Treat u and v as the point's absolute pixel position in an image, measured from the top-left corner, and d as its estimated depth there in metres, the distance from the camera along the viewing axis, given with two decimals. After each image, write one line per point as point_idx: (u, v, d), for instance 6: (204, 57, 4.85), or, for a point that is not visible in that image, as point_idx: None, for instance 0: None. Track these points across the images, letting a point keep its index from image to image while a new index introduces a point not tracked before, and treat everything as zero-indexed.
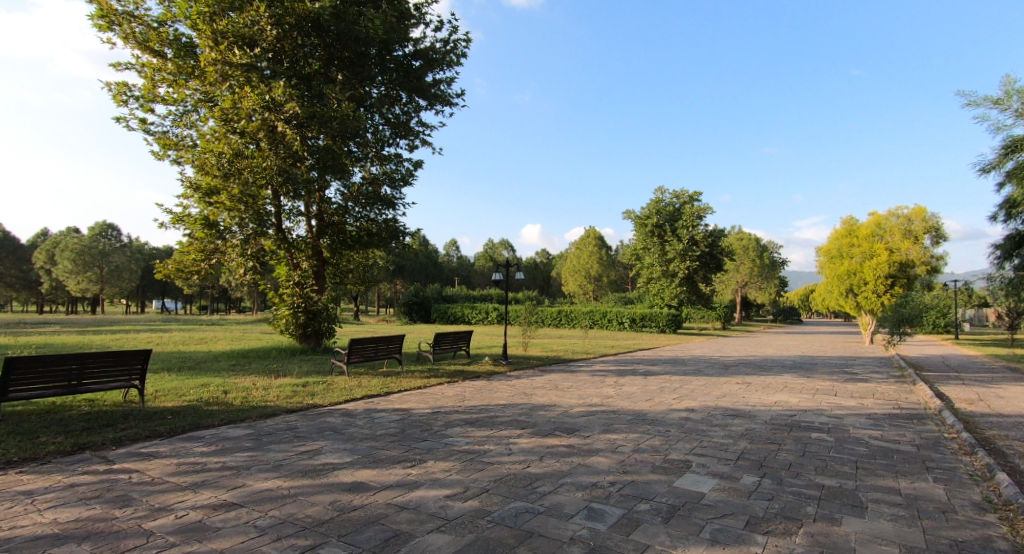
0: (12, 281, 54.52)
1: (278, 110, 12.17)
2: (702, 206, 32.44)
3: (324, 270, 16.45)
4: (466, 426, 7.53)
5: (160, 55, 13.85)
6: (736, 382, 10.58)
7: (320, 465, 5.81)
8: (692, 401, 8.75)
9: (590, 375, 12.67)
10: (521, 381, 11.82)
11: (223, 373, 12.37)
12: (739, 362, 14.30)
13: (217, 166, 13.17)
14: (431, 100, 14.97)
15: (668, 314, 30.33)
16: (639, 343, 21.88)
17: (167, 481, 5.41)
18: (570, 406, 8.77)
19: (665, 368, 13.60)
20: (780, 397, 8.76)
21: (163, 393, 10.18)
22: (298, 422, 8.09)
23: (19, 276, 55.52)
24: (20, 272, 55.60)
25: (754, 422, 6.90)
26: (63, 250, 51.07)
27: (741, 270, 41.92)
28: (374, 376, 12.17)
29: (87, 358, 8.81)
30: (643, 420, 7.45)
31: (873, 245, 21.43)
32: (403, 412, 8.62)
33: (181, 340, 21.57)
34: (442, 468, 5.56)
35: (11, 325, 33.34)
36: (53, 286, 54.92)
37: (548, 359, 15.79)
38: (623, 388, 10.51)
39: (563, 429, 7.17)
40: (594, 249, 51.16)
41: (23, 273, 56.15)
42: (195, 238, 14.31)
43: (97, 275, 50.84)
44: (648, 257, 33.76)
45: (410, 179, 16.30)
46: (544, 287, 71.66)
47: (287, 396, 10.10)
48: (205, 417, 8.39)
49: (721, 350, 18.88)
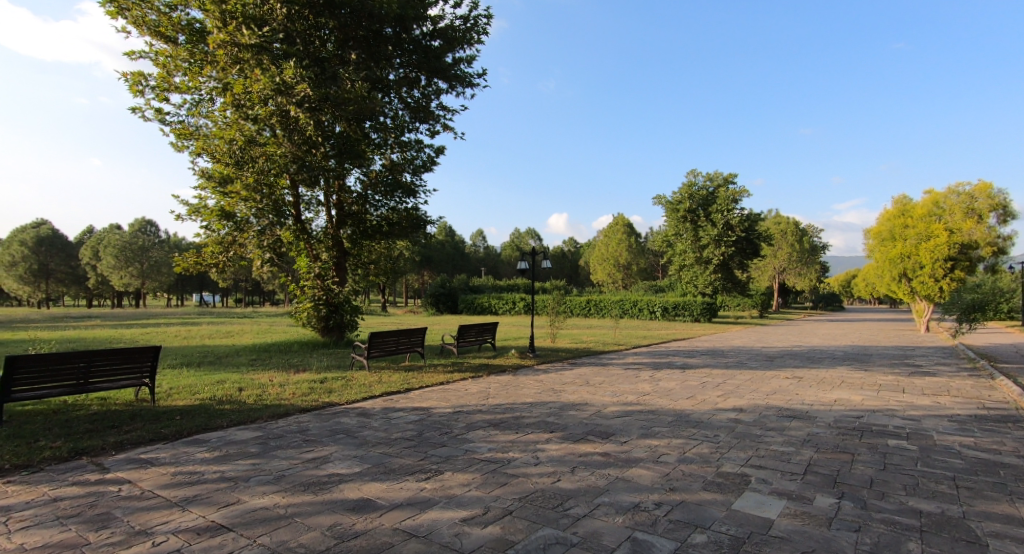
0: (62, 277, 56.42)
1: (289, 93, 11.54)
2: (738, 189, 31.02)
3: (345, 261, 15.85)
4: (490, 428, 6.88)
5: (173, 42, 13.44)
6: (785, 376, 9.65)
7: (327, 476, 5.24)
8: (739, 399, 7.90)
9: (623, 368, 11.90)
10: (549, 376, 11.11)
11: (242, 369, 12.02)
12: (785, 353, 13.30)
13: (229, 153, 12.70)
14: (451, 81, 14.24)
15: (702, 302, 29.15)
16: (673, 333, 20.92)
17: (159, 495, 4.91)
18: (604, 404, 8.03)
19: (704, 360, 12.69)
20: (840, 394, 7.84)
21: (178, 390, 9.78)
22: (310, 423, 7.56)
23: (68, 272, 57.37)
24: (69, 269, 57.34)
25: (817, 426, 6.07)
26: (106, 247, 52.73)
27: (779, 256, 40.21)
28: (396, 371, 11.64)
29: (96, 355, 8.31)
30: (687, 422, 6.68)
31: (930, 225, 19.92)
32: (423, 412, 8.02)
33: (208, 334, 21.49)
34: (460, 482, 4.92)
35: (62, 319, 34.49)
36: (98, 281, 56.63)
37: (578, 352, 15.03)
38: (661, 384, 9.70)
39: (597, 433, 6.45)
40: (623, 236, 49.88)
41: (72, 270, 57.96)
42: (212, 229, 13.92)
43: (138, 271, 51.91)
44: (680, 243, 32.60)
45: (432, 166, 15.73)
46: (572, 276, 70.49)
47: (303, 393, 9.62)
48: (214, 418, 7.91)
49: (762, 340, 17.82)
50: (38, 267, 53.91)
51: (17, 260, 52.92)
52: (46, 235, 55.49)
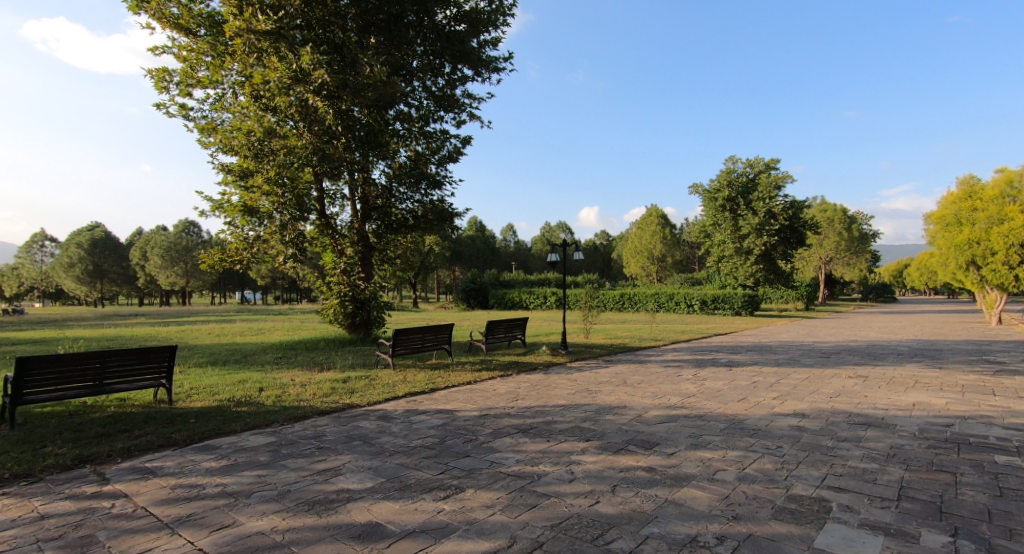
0: (115, 277, 58.38)
1: (307, 81, 11.12)
2: (780, 174, 29.53)
3: (371, 256, 15.43)
4: (518, 435, 6.24)
5: (194, 35, 13.10)
6: (847, 375, 8.74)
7: (335, 493, 4.69)
8: (798, 402, 7.08)
9: (663, 365, 11.09)
10: (583, 374, 10.39)
11: (266, 367, 11.66)
12: (840, 349, 12.26)
13: (248, 146, 12.29)
14: (477, 66, 13.59)
15: (744, 295, 27.81)
16: (715, 328, 19.85)
17: (150, 513, 4.40)
18: (645, 407, 7.31)
19: (751, 357, 11.77)
20: (916, 398, 6.95)
21: (198, 390, 9.30)
22: (327, 428, 7.02)
23: (120, 272, 59.36)
24: (121, 269, 59.29)
25: (898, 438, 5.27)
26: (153, 248, 54.43)
27: (826, 245, 38.20)
28: (422, 370, 11.09)
29: (111, 355, 7.87)
30: (743, 430, 5.92)
31: (1002, 207, 18.33)
32: (447, 416, 7.42)
33: (239, 331, 21.42)
34: (485, 504, 4.30)
35: (113, 317, 35.62)
36: (148, 281, 58.43)
37: (613, 348, 14.26)
38: (707, 384, 8.88)
39: (638, 442, 5.74)
40: (657, 227, 48.52)
41: (123, 270, 59.91)
42: (235, 225, 13.62)
43: (185, 271, 53.16)
44: (719, 233, 31.35)
45: (458, 157, 15.14)
46: (604, 269, 69.19)
47: (324, 394, 9.10)
48: (230, 421, 7.43)
49: (811, 334, 16.67)
50: (92, 268, 55.89)
51: (73, 262, 54.94)
52: (101, 237, 57.47)
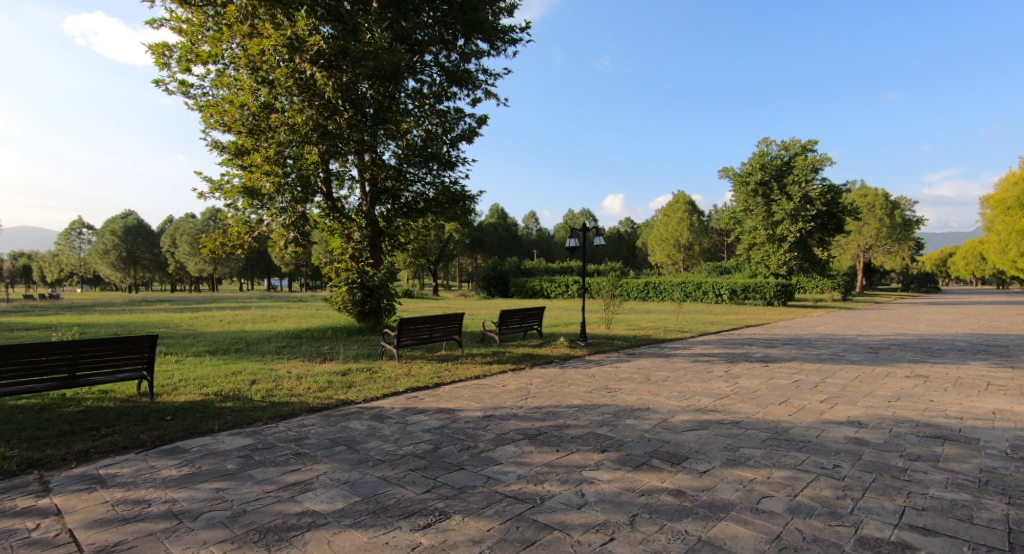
0: (146, 264, 59.21)
1: (302, 49, 10.43)
2: (818, 157, 27.95)
3: (381, 241, 14.67)
4: (523, 443, 5.40)
5: (193, 7, 12.50)
6: (903, 376, 7.73)
7: (296, 517, 3.91)
8: (852, 408, 6.11)
9: (691, 360, 10.15)
10: (601, 369, 9.52)
11: (266, 357, 11.05)
12: (889, 344, 11.14)
13: (242, 121, 11.75)
14: (490, 35, 12.75)
15: (776, 284, 26.41)
16: (745, 319, 18.73)
17: (74, 540, 3.70)
18: (671, 410, 6.41)
19: (789, 352, 10.74)
20: (993, 404, 5.93)
21: (186, 383, 8.65)
22: (312, 429, 6.29)
23: (152, 259, 60.15)
24: (153, 256, 60.08)
25: (988, 458, 4.28)
26: (182, 235, 55.10)
27: (865, 232, 36.41)
28: (428, 362, 10.32)
29: (84, 345, 7.22)
30: (789, 442, 5.00)
31: None
32: (447, 417, 6.62)
33: (252, 318, 20.93)
34: (471, 538, 3.49)
35: (143, 302, 35.95)
36: (178, 267, 59.11)
37: (637, 340, 13.32)
38: (741, 382, 7.94)
39: (664, 455, 4.86)
40: (684, 214, 46.98)
41: (155, 256, 60.72)
42: (237, 208, 13.06)
43: (213, 260, 53.31)
44: (750, 220, 30.02)
45: (473, 137, 14.30)
46: (629, 258, 67.60)
47: (320, 388, 8.40)
48: (209, 419, 6.70)
49: (853, 326, 15.46)
50: (126, 255, 56.63)
51: (108, 248, 55.57)
52: (134, 224, 58.28)
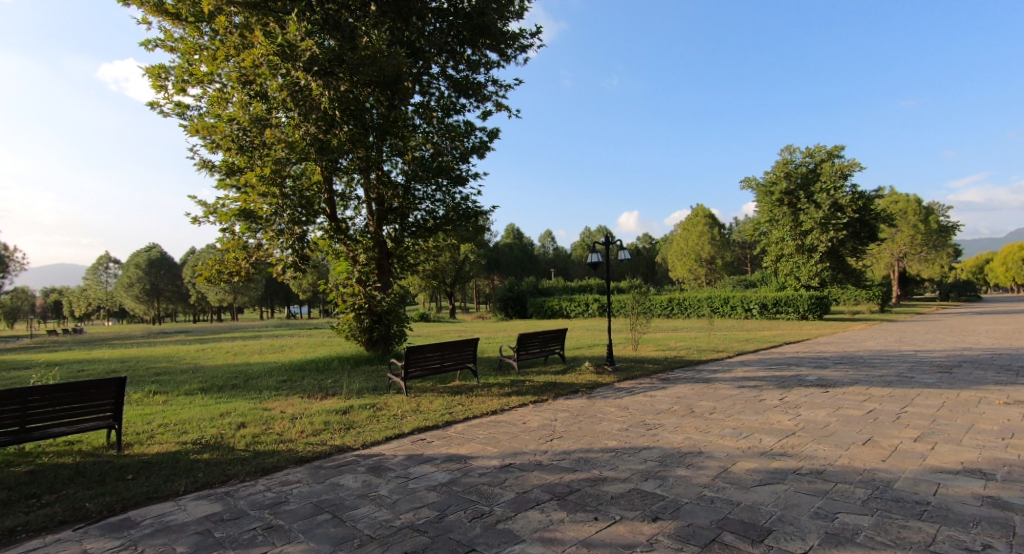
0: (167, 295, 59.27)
1: (292, 56, 9.55)
2: (847, 162, 26.62)
3: (389, 263, 13.68)
4: (551, 508, 4.25)
5: (186, 25, 11.82)
6: (1002, 405, 6.44)
7: None
8: (963, 451, 4.89)
9: (736, 386, 8.91)
10: (635, 400, 8.31)
11: (262, 395, 10.01)
12: (960, 362, 9.77)
13: (234, 138, 10.96)
14: (498, 42, 11.93)
15: (811, 297, 24.90)
16: (783, 335, 17.31)
17: None
18: (731, 455, 5.22)
19: (848, 373, 9.44)
20: None
21: (165, 429, 7.59)
22: (295, 489, 5.19)
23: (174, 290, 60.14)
24: (175, 288, 60.09)
25: None
26: None
27: (899, 240, 34.79)
28: (439, 396, 9.19)
29: (38, 392, 6.21)
30: (902, 504, 3.81)
31: None
32: (458, 469, 5.48)
33: (260, 349, 19.99)
34: None
35: (163, 334, 35.51)
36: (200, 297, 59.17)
37: (669, 362, 12.09)
38: (805, 413, 6.72)
39: (740, 526, 3.69)
40: (704, 228, 45.66)
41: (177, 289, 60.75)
42: (232, 232, 12.16)
43: (232, 290, 52.99)
44: (776, 230, 28.65)
45: (484, 150, 13.36)
46: (649, 275, 66.30)
47: (314, 432, 7.31)
48: (176, 476, 5.61)
49: (906, 341, 14.07)
50: (150, 287, 56.73)
51: (132, 281, 55.73)
52: (158, 256, 58.47)
